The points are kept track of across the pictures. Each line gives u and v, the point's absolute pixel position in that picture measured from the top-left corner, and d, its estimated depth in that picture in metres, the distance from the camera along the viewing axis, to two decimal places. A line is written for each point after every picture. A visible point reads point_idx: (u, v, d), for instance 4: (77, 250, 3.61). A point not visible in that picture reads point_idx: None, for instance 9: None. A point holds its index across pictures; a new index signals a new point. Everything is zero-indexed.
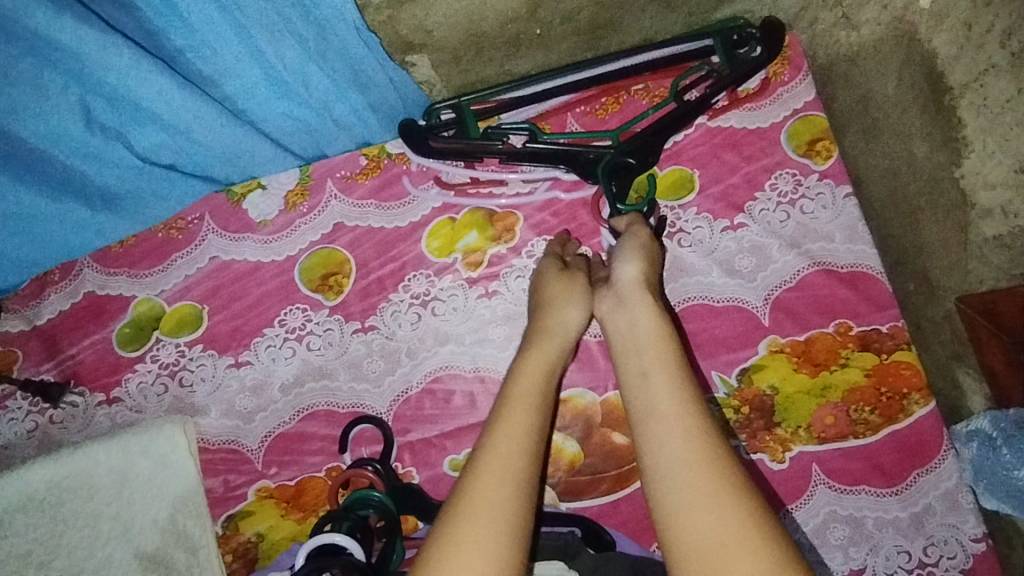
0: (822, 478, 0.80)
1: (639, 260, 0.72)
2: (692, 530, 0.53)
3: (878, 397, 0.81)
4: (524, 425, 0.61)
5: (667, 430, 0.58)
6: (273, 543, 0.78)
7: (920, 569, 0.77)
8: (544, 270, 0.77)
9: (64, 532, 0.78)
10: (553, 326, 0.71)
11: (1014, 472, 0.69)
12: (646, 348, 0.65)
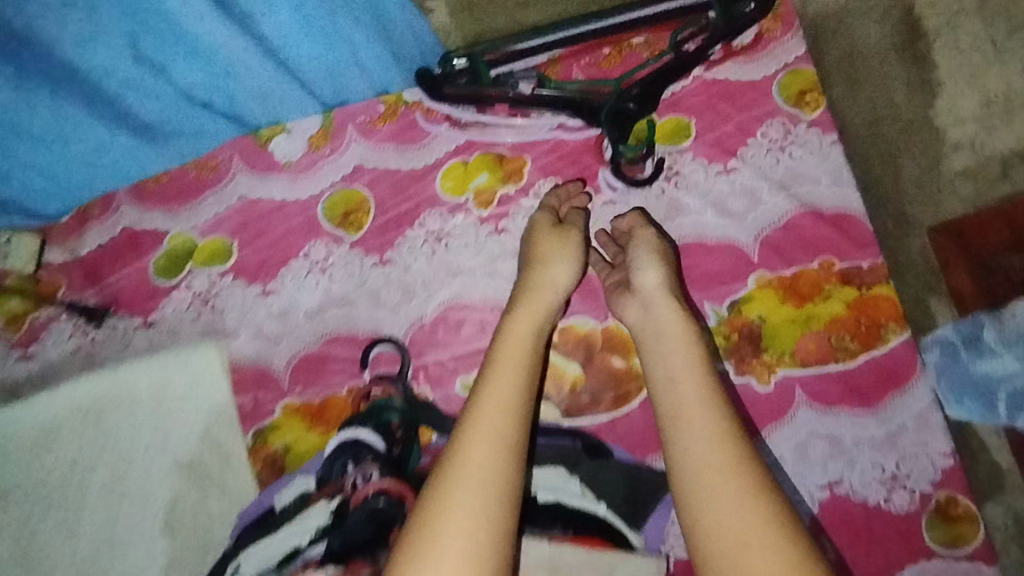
0: (804, 399, 0.87)
1: (658, 273, 0.77)
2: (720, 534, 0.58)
3: (857, 326, 0.87)
4: (510, 390, 0.66)
5: (698, 446, 0.63)
6: (299, 454, 0.85)
7: (893, 481, 0.85)
8: (540, 229, 0.83)
9: (107, 441, 0.85)
10: (544, 287, 0.76)
11: (974, 369, 0.80)
12: (670, 348, 0.71)
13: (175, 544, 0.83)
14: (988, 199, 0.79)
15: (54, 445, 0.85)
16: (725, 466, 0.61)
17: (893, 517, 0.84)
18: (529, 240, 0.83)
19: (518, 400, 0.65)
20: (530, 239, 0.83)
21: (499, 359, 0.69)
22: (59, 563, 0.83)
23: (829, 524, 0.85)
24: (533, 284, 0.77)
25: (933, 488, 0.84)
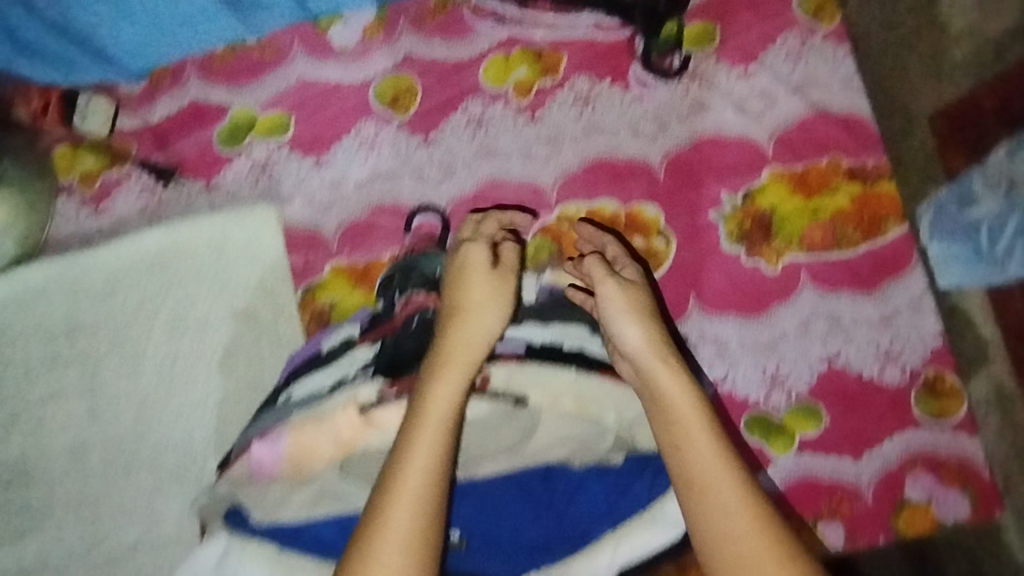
0: (809, 282, 0.95)
1: (640, 308, 0.76)
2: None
3: (860, 218, 0.96)
4: (436, 456, 0.68)
5: (724, 506, 0.66)
6: (344, 310, 0.94)
7: (886, 358, 0.93)
8: (471, 270, 0.78)
9: (171, 288, 0.93)
10: (470, 314, 0.76)
11: (965, 216, 0.76)
12: (679, 423, 0.70)
13: (230, 382, 0.92)
14: (986, 81, 0.80)
15: (120, 289, 0.93)
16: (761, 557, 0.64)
17: (886, 390, 0.92)
18: (455, 275, 0.79)
19: (433, 502, 0.67)
20: (455, 279, 0.78)
21: (416, 418, 0.70)
22: (124, 394, 0.91)
23: (828, 394, 0.93)
24: (450, 343, 0.74)
25: (923, 366, 0.93)
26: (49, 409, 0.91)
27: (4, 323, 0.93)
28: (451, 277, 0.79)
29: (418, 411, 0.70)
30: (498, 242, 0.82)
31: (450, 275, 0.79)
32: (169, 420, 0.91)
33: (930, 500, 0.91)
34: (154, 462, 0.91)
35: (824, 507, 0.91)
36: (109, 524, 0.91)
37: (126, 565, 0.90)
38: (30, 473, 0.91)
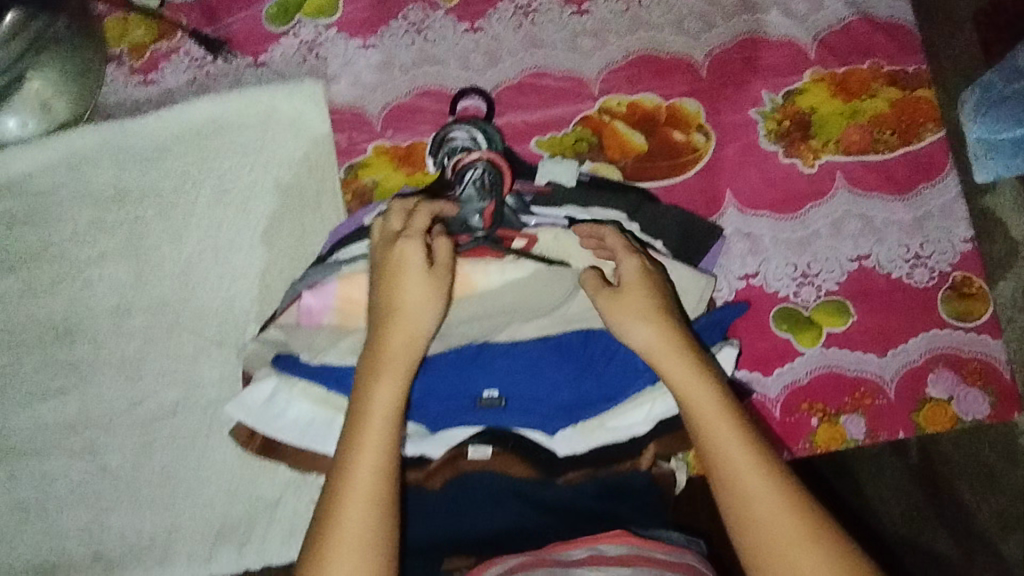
0: (843, 184, 0.96)
1: (642, 307, 0.73)
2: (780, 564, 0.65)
3: (898, 123, 0.97)
4: (376, 483, 0.68)
5: (746, 489, 0.67)
6: (387, 190, 0.94)
7: (915, 260, 0.95)
8: (404, 269, 0.72)
9: (217, 159, 0.96)
10: (405, 312, 0.72)
11: (1012, 89, 0.85)
12: (708, 429, 0.69)
13: (272, 253, 0.93)
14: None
15: (168, 158, 0.95)
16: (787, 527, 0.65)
17: (913, 291, 0.95)
18: (385, 272, 0.73)
19: (379, 501, 0.68)
20: (383, 275, 0.73)
21: (355, 421, 0.70)
22: (169, 259, 0.94)
23: (856, 292, 0.95)
24: (385, 348, 0.72)
25: (951, 269, 0.95)
26: (94, 270, 0.94)
27: (53, 186, 0.95)
28: (378, 269, 0.73)
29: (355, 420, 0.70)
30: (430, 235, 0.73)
31: (378, 274, 0.73)
32: (212, 287, 0.94)
33: (950, 398, 0.93)
34: (196, 326, 0.93)
35: (847, 400, 0.93)
36: (150, 384, 0.93)
37: (165, 424, 0.93)
38: (74, 330, 0.93)
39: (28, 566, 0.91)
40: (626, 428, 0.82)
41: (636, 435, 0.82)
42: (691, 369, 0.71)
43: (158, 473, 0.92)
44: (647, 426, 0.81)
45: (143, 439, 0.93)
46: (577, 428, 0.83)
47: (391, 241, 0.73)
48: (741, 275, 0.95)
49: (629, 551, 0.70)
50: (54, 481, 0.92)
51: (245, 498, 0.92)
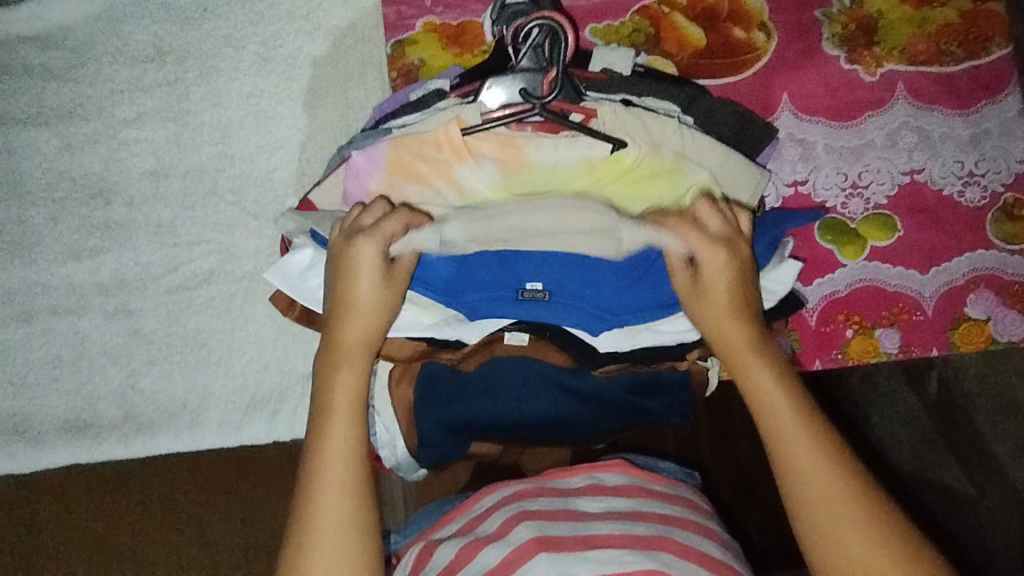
0: (904, 95, 0.94)
1: (723, 279, 0.70)
2: (828, 534, 0.57)
3: (967, 34, 0.93)
4: (348, 457, 0.64)
5: (790, 453, 0.61)
6: (432, 70, 0.91)
7: (968, 177, 0.93)
8: (361, 267, 0.71)
9: (259, 23, 0.95)
10: (364, 307, 0.71)
11: None
12: (772, 407, 0.64)
13: (316, 122, 0.94)
14: None
15: (208, 19, 0.95)
16: (829, 487, 0.59)
17: (962, 209, 0.93)
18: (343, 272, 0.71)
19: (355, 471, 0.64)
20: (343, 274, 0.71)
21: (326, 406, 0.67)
22: (207, 125, 0.94)
23: (904, 207, 0.93)
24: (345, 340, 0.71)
25: (1004, 190, 0.92)
26: (130, 132, 0.93)
27: (90, 39, 0.94)
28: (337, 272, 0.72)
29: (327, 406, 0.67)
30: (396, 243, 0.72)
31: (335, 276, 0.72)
32: (250, 156, 0.94)
33: (988, 319, 0.92)
34: (234, 195, 0.93)
35: (885, 314, 0.93)
36: (185, 251, 0.93)
37: (199, 292, 0.93)
38: (110, 192, 0.93)
39: (58, 425, 0.91)
40: (675, 334, 0.79)
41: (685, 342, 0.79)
42: (751, 339, 0.69)
43: (191, 340, 0.92)
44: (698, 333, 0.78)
45: (175, 306, 0.92)
46: (622, 329, 0.79)
47: (353, 238, 0.71)
48: (790, 181, 0.93)
49: (627, 481, 0.65)
50: (87, 341, 0.92)
51: (278, 369, 0.93)
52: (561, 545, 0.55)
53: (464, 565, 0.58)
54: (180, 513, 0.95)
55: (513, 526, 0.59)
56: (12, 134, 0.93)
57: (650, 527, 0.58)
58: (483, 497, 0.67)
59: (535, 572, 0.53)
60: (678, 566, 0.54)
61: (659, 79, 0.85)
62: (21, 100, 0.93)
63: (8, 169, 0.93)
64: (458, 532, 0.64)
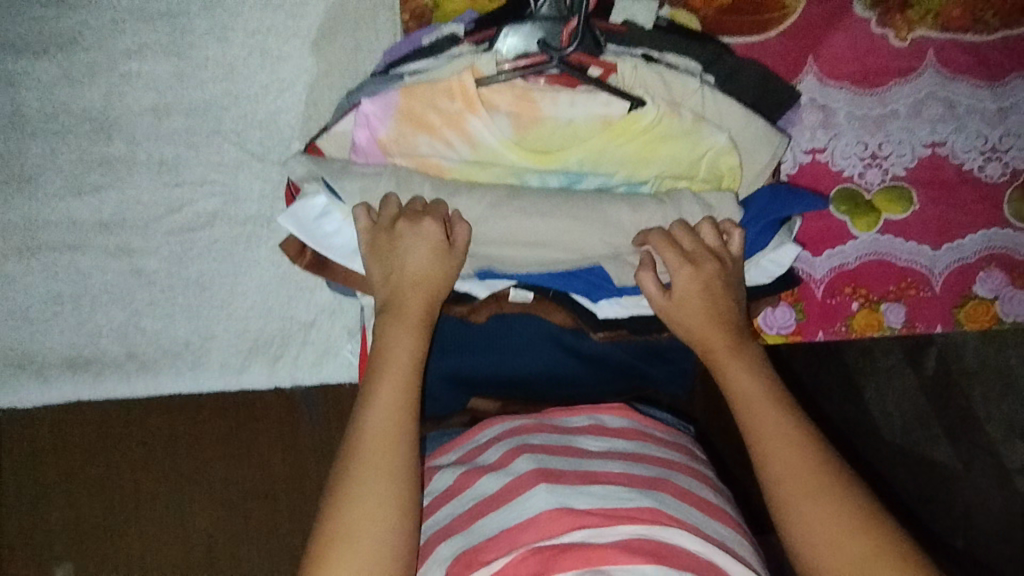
0: (934, 63, 0.90)
1: (698, 301, 0.68)
2: (788, 493, 0.55)
3: (1004, 2, 0.89)
4: (397, 432, 0.58)
5: (751, 413, 0.60)
6: (446, 13, 0.88)
7: (990, 153, 0.91)
8: (425, 240, 0.67)
9: None
10: (422, 278, 0.67)
11: None
12: (731, 372, 0.64)
13: (324, 63, 0.91)
14: None
15: None
16: (808, 485, 0.54)
17: (981, 185, 0.91)
18: (390, 250, 0.68)
19: (404, 445, 0.57)
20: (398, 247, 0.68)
21: (374, 371, 0.61)
22: (212, 61, 0.91)
23: (922, 180, 0.91)
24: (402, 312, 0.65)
25: None
26: (132, 65, 0.90)
27: None
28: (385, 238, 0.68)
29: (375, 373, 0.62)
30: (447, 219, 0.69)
31: (378, 255, 0.69)
32: (257, 96, 0.91)
33: (995, 298, 0.91)
34: (238, 135, 0.91)
35: (892, 289, 0.92)
36: (188, 191, 0.91)
37: (203, 234, 0.91)
38: (112, 126, 0.90)
39: (61, 360, 0.91)
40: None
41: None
42: (726, 341, 0.66)
43: (194, 282, 0.92)
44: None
45: (178, 247, 0.91)
46: (625, 297, 0.79)
47: (401, 220, 0.68)
48: (808, 148, 0.91)
49: (629, 427, 0.66)
50: (89, 278, 0.91)
51: (281, 316, 0.93)
52: (561, 478, 0.57)
53: (463, 490, 0.61)
54: (180, 454, 0.96)
55: (514, 456, 0.60)
56: (9, 61, 0.89)
57: (650, 470, 0.59)
58: (485, 429, 0.68)
59: (534, 500, 0.55)
60: (676, 506, 0.55)
61: (681, 34, 0.82)
62: (19, 25, 0.90)
63: (6, 97, 0.90)
64: (458, 461, 0.66)
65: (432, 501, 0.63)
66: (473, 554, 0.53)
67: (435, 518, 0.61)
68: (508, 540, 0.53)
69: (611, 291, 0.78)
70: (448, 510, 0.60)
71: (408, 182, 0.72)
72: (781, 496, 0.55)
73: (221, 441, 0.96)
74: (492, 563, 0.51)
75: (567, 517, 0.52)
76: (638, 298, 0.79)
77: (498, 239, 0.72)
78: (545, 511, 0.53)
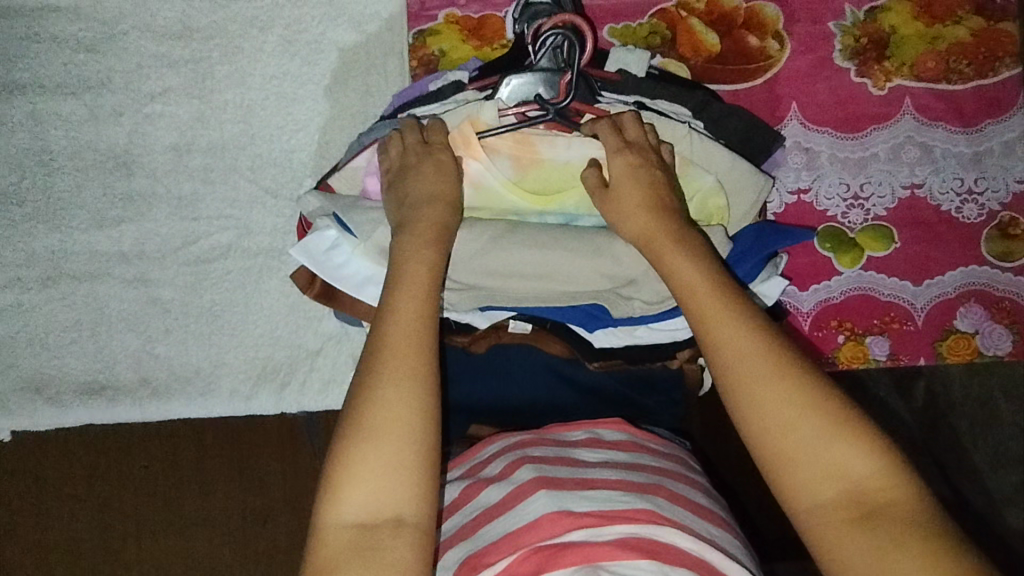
0: (911, 111, 0.96)
1: (636, 202, 0.71)
2: (740, 377, 0.59)
3: (976, 54, 0.95)
4: (418, 338, 0.62)
5: (703, 309, 0.63)
6: (452, 61, 0.95)
7: (967, 195, 0.96)
8: (441, 168, 0.74)
9: (285, 7, 0.97)
10: (438, 200, 0.72)
11: None
12: (680, 267, 0.67)
13: (336, 106, 0.97)
14: None
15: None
16: (773, 386, 0.58)
17: (959, 225, 0.96)
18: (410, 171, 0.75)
19: (424, 351, 0.62)
20: (415, 172, 0.74)
21: (395, 284, 0.66)
22: (230, 104, 0.96)
23: (903, 220, 0.96)
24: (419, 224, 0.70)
25: (1001, 209, 0.95)
26: (155, 106, 0.96)
27: (118, 14, 0.96)
28: (407, 169, 0.75)
29: (396, 285, 0.66)
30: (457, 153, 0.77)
31: (396, 182, 0.75)
32: (271, 136, 0.96)
33: (976, 332, 0.95)
34: (252, 172, 0.96)
35: (877, 322, 0.96)
36: (204, 225, 0.96)
37: (216, 265, 0.96)
38: (134, 163, 0.96)
39: (76, 385, 0.95)
40: (667, 332, 0.84)
41: (675, 340, 0.84)
42: (682, 249, 0.68)
43: (207, 311, 0.96)
44: (688, 332, 0.83)
45: (193, 277, 0.96)
46: (619, 329, 0.84)
47: (419, 151, 0.76)
48: (794, 189, 0.96)
49: (625, 437, 0.70)
50: (106, 306, 0.95)
51: (289, 343, 0.96)
52: (561, 485, 0.61)
53: (468, 501, 0.65)
54: (181, 483, 0.97)
55: (516, 468, 0.64)
56: (40, 102, 0.95)
57: (645, 477, 0.63)
58: (487, 444, 0.71)
59: (535, 506, 0.59)
60: (670, 509, 0.59)
61: (672, 82, 0.87)
62: (50, 68, 0.96)
63: (36, 136, 0.96)
64: (463, 475, 0.70)
65: (440, 513, 0.67)
66: (478, 558, 0.58)
67: (443, 529, 0.65)
68: (510, 543, 0.57)
69: (607, 322, 0.82)
70: (454, 521, 0.65)
71: None
72: (746, 405, 0.58)
73: (222, 469, 0.98)
74: (496, 564, 0.56)
75: (566, 519, 0.57)
76: (632, 330, 0.84)
77: (499, 272, 0.77)
78: (545, 514, 0.58)
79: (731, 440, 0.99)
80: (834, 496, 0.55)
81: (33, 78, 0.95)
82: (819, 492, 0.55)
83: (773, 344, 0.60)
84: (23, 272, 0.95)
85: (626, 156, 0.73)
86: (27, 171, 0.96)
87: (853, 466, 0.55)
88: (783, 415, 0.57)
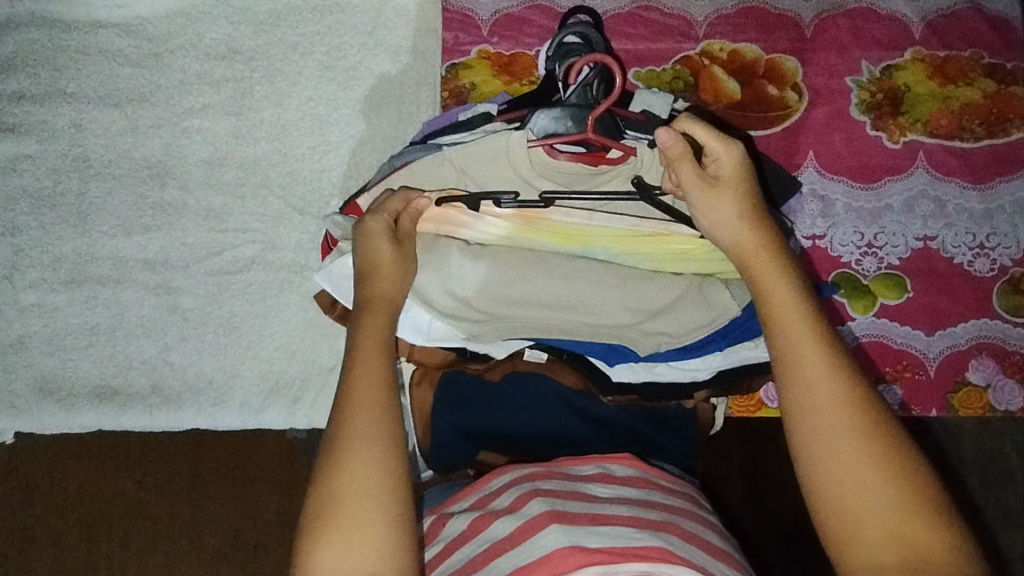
0: (924, 166, 0.99)
1: (735, 211, 0.69)
2: (825, 423, 0.59)
3: (988, 114, 0.99)
4: (372, 410, 0.62)
5: (795, 346, 0.62)
6: (482, 93, 0.99)
7: (979, 249, 0.97)
8: (373, 240, 0.73)
9: (326, 35, 1.02)
10: (379, 272, 0.72)
11: None
12: (776, 297, 0.65)
13: (367, 129, 1.00)
14: None
15: (281, 25, 1.02)
16: (856, 437, 0.58)
17: (971, 278, 0.97)
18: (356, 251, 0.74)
19: (383, 426, 0.62)
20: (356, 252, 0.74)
21: (358, 344, 0.68)
22: (266, 122, 1.00)
23: (916, 270, 0.97)
24: (365, 303, 0.71)
25: (1012, 265, 0.97)
26: (194, 121, 0.99)
27: (167, 34, 1.01)
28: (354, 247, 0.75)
29: (357, 348, 0.67)
30: (400, 213, 0.75)
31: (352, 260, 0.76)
32: (302, 156, 0.99)
33: (988, 385, 0.95)
34: (282, 190, 0.98)
35: (889, 370, 0.96)
36: (231, 237, 0.98)
37: (239, 277, 0.97)
38: (168, 174, 0.99)
39: (88, 389, 0.95)
40: (688, 371, 0.83)
41: (695, 379, 0.83)
42: (785, 275, 0.66)
43: (225, 321, 0.97)
44: (709, 373, 0.82)
45: (215, 287, 0.97)
46: (638, 364, 0.82)
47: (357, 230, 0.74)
48: (809, 234, 0.98)
49: (636, 472, 0.69)
50: (127, 311, 0.96)
51: (303, 358, 0.96)
52: (574, 520, 0.60)
53: (477, 534, 0.63)
54: (178, 498, 0.98)
55: (526, 501, 0.63)
56: (83, 111, 0.99)
57: (656, 514, 0.62)
58: (496, 476, 0.70)
59: (547, 541, 0.58)
60: (683, 548, 0.59)
61: None
62: (98, 79, 1.00)
63: (76, 142, 0.99)
64: (472, 505, 0.68)
65: (447, 545, 0.65)
66: None
67: (449, 562, 0.64)
68: None
69: (628, 358, 0.81)
70: (464, 553, 0.63)
71: (443, 241, 0.77)
72: (828, 451, 0.58)
73: (219, 484, 0.98)
74: None
75: (579, 555, 0.56)
76: (651, 366, 0.83)
77: (523, 301, 0.78)
78: (558, 550, 0.56)
79: (739, 483, 0.98)
80: (894, 563, 0.54)
81: (81, 88, 1.00)
82: (877, 555, 0.55)
83: (869, 397, 0.60)
84: (49, 274, 0.97)
85: (737, 159, 0.70)
86: (63, 176, 0.98)
87: (919, 541, 0.55)
88: (862, 473, 0.57)
